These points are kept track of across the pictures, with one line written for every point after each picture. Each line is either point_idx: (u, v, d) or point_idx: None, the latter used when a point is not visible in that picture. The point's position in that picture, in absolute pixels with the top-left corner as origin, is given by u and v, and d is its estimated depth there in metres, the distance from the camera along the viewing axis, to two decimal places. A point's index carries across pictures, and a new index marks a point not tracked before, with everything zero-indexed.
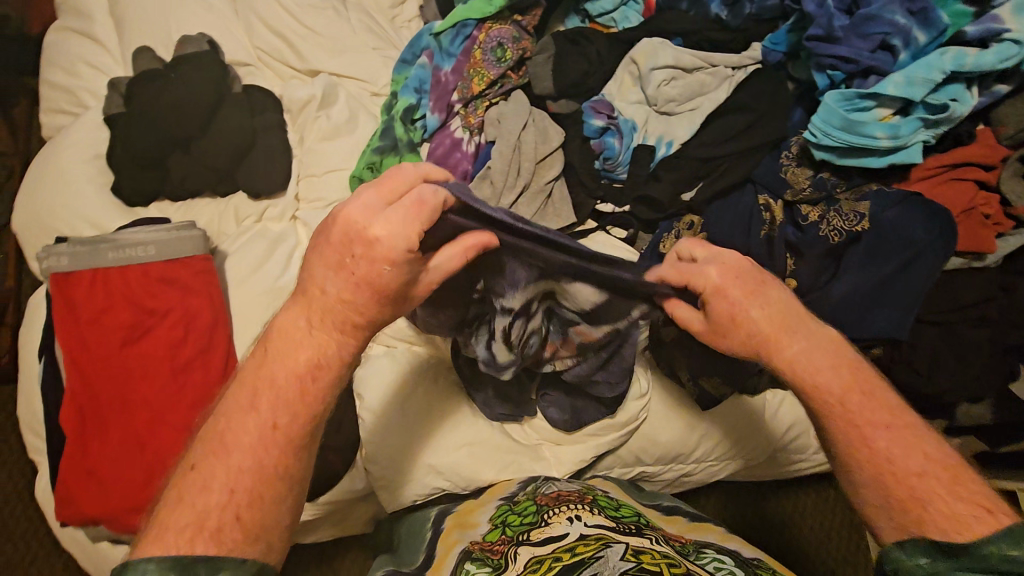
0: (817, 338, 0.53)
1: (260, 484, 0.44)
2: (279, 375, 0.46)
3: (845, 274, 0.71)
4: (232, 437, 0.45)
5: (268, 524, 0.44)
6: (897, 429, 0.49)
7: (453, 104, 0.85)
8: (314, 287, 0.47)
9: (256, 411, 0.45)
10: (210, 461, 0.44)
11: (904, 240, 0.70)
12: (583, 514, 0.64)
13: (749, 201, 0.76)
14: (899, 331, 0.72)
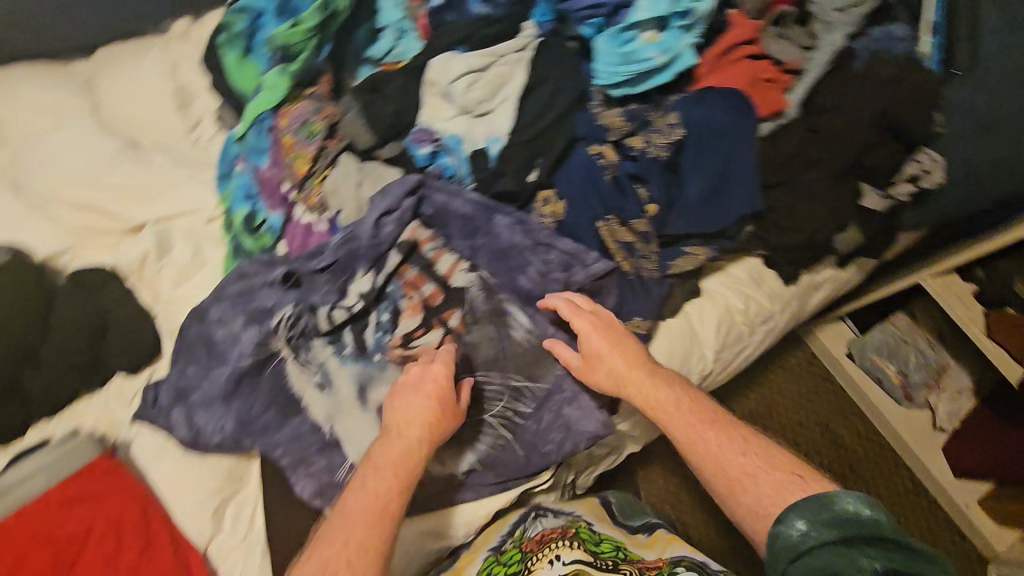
0: (725, 435, 0.74)
1: (382, 509, 0.65)
2: (394, 447, 0.69)
3: (689, 178, 0.80)
4: (364, 478, 0.67)
5: (373, 540, 0.62)
6: (750, 452, 0.73)
7: (287, 195, 0.87)
8: (398, 412, 0.71)
9: (376, 466, 0.68)
10: (349, 499, 0.65)
11: (716, 129, 0.78)
12: (562, 552, 0.74)
13: (584, 157, 0.81)
14: (752, 204, 0.81)
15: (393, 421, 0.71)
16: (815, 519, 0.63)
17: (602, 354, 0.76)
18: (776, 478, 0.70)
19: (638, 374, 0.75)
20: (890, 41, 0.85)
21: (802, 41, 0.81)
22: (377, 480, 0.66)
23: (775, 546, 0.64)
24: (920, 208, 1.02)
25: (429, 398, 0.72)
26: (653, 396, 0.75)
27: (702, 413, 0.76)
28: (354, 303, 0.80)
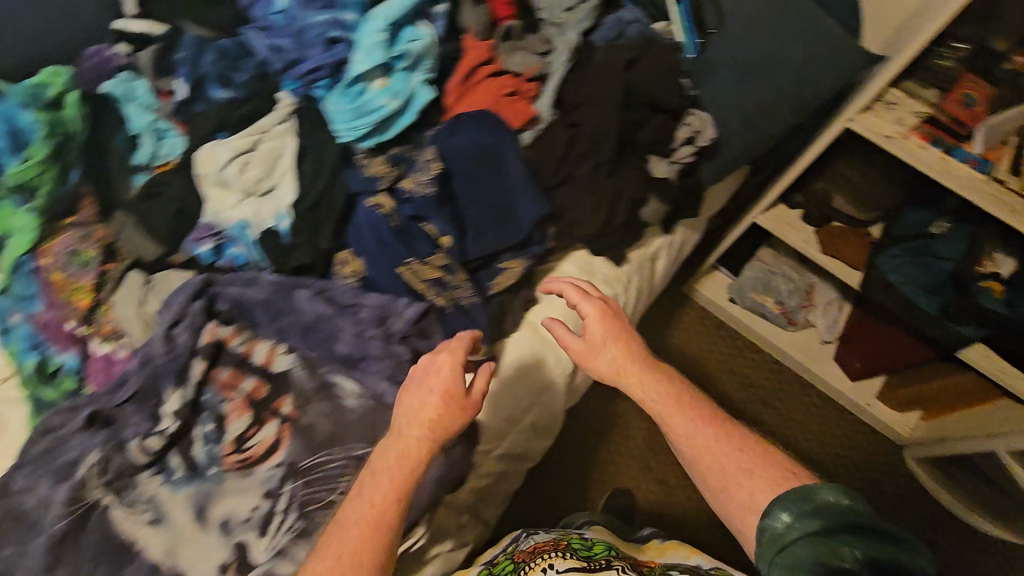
0: (719, 433, 0.81)
1: (380, 512, 0.68)
2: (399, 448, 0.71)
3: (469, 203, 0.82)
4: (365, 487, 0.70)
5: (364, 541, 0.67)
6: (744, 452, 0.79)
7: (74, 332, 0.82)
8: (407, 411, 0.73)
9: (372, 476, 0.70)
10: (349, 505, 0.69)
11: (478, 151, 0.80)
12: (556, 561, 0.81)
13: (365, 211, 0.81)
14: (537, 208, 0.85)
15: (402, 427, 0.72)
16: (802, 514, 0.69)
17: (601, 344, 0.85)
18: (754, 476, 0.77)
19: (635, 366, 0.84)
20: (624, 26, 0.90)
21: (538, 47, 0.85)
22: (378, 491, 0.69)
23: (764, 538, 0.70)
24: (713, 162, 1.09)
25: (442, 394, 0.72)
26: (650, 387, 0.83)
27: (696, 412, 0.82)
28: (166, 425, 0.76)
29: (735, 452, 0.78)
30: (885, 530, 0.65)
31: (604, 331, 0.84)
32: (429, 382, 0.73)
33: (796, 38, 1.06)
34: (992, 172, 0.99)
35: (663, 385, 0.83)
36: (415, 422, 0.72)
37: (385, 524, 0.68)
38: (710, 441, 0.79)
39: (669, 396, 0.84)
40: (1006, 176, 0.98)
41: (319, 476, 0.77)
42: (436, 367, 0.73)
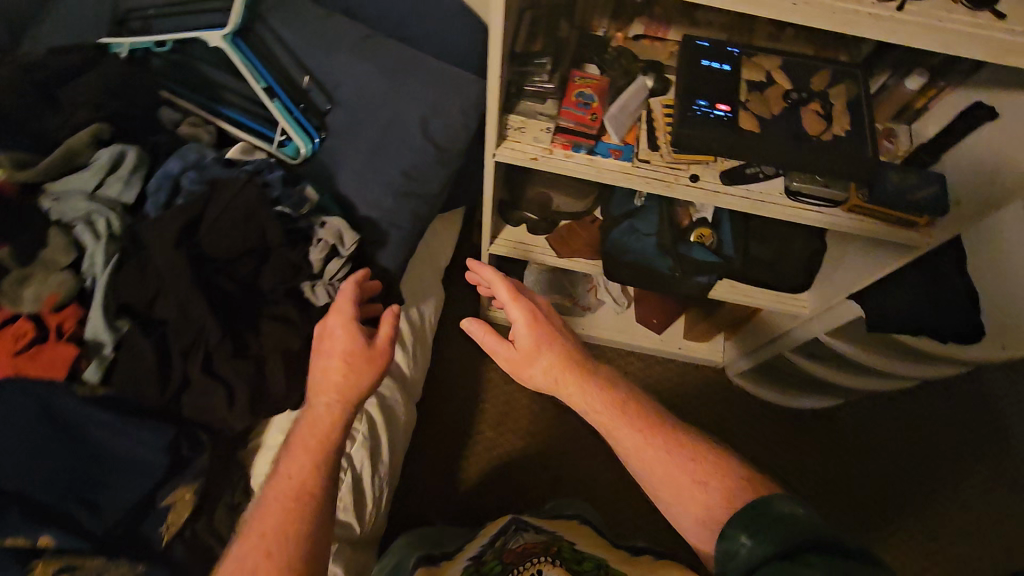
0: (675, 444, 0.88)
1: (295, 500, 0.64)
2: (308, 440, 0.69)
3: (51, 482, 0.64)
4: (290, 468, 0.67)
5: (264, 548, 0.59)
6: (696, 464, 0.85)
7: None
8: (318, 399, 0.72)
9: (291, 469, 0.66)
10: (275, 482, 0.66)
11: (25, 424, 0.63)
12: (544, 568, 1.04)
13: None
14: (155, 438, 0.68)
15: (310, 422, 0.71)
16: (757, 536, 0.70)
17: (533, 355, 1.00)
18: (689, 489, 0.83)
19: (564, 371, 0.97)
20: (178, 178, 0.75)
21: (61, 262, 0.67)
22: (306, 473, 0.66)
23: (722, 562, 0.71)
24: (388, 247, 0.99)
25: (342, 371, 0.73)
26: (593, 401, 0.94)
27: (636, 419, 0.91)
28: None
29: (678, 459, 0.86)
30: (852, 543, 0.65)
31: (534, 340, 1.01)
32: (325, 371, 0.73)
33: (408, 94, 0.98)
34: (636, 156, 0.98)
35: (605, 398, 0.93)
36: (321, 417, 0.71)
37: (309, 511, 0.63)
38: (654, 455, 0.87)
39: (619, 392, 0.95)
40: (648, 155, 0.98)
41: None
42: (327, 335, 0.75)
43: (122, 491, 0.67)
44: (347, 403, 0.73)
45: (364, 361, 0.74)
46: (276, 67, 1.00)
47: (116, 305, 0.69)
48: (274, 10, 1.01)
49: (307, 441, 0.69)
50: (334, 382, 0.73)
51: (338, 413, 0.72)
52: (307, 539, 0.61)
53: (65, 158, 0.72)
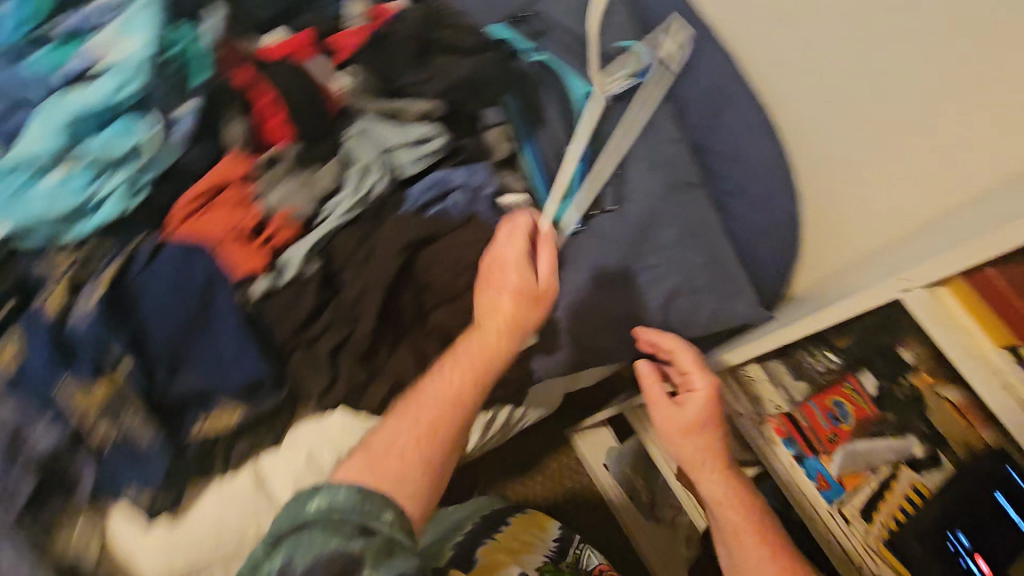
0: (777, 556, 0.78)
1: (425, 435, 0.66)
2: (449, 378, 0.68)
3: (157, 335, 0.66)
4: (414, 405, 0.67)
5: (401, 489, 0.63)
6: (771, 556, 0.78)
7: None
8: (488, 310, 0.71)
9: (419, 409, 0.67)
10: (408, 410, 0.67)
11: (186, 292, 0.65)
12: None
13: (41, 316, 0.67)
14: (256, 374, 0.69)
15: (462, 352, 0.69)
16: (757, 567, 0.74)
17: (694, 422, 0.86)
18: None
19: (710, 456, 0.86)
20: (448, 191, 0.77)
21: (318, 187, 0.70)
22: (429, 409, 0.67)
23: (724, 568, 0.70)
24: (547, 359, 0.92)
25: (509, 299, 0.70)
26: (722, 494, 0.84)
27: (754, 519, 0.81)
28: None
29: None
30: None
31: (699, 412, 0.86)
32: (489, 292, 0.72)
33: (679, 260, 0.91)
34: (838, 506, 0.81)
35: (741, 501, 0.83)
36: (479, 346, 0.69)
37: (432, 440, 0.66)
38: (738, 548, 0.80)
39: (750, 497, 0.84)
40: (852, 515, 0.81)
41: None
42: (501, 267, 0.70)
43: (211, 383, 0.70)
44: (508, 327, 0.70)
45: (529, 296, 0.70)
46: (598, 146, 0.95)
47: (321, 247, 0.70)
48: (640, 100, 0.96)
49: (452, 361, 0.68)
50: (486, 300, 0.71)
51: (495, 329, 0.70)
52: (435, 453, 0.66)
53: (393, 112, 0.76)
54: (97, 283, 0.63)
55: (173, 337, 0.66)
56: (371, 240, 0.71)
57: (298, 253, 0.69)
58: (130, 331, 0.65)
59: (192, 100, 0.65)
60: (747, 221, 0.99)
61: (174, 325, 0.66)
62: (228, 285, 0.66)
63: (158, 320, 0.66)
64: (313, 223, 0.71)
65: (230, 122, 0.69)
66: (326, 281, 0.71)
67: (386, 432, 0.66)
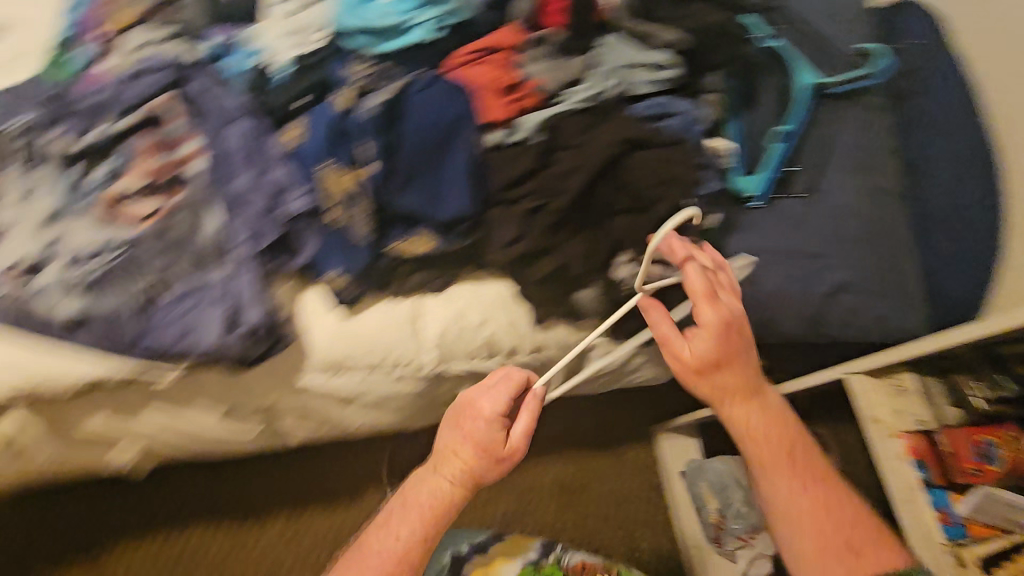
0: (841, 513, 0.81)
1: (416, 540, 0.88)
2: (439, 484, 0.91)
3: (405, 148, 0.80)
4: (409, 509, 0.90)
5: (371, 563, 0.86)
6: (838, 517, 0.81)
7: (103, 39, 0.95)
8: (450, 451, 0.91)
9: (412, 504, 0.91)
10: (403, 503, 0.91)
11: (440, 120, 0.78)
12: None
13: (326, 107, 0.84)
14: (463, 208, 0.81)
15: (425, 487, 0.91)
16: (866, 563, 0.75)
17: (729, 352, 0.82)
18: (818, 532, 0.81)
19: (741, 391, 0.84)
20: (668, 116, 0.84)
21: (568, 73, 0.81)
22: (416, 523, 0.89)
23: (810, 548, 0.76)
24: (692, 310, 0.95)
25: (479, 449, 0.90)
26: (764, 419, 0.85)
27: (794, 461, 0.85)
28: (98, 134, 0.88)
29: (830, 515, 0.81)
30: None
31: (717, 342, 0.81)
32: (443, 446, 0.92)
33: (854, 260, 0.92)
34: (958, 546, 0.76)
35: (772, 424, 0.86)
36: (440, 496, 0.90)
37: (406, 551, 0.87)
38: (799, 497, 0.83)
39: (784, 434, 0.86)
40: (970, 561, 0.75)
41: (131, 264, 0.82)
42: (475, 417, 0.90)
43: (425, 204, 0.82)
44: (453, 492, 0.90)
45: (466, 476, 0.90)
46: (806, 138, 0.99)
47: (551, 123, 0.80)
48: (854, 113, 1.01)
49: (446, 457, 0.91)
50: (435, 479, 0.91)
51: (456, 490, 0.90)
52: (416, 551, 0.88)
53: (647, 35, 0.85)
54: (384, 91, 0.80)
55: (417, 154, 0.80)
56: (593, 131, 0.80)
57: (533, 121, 0.80)
58: (389, 137, 0.80)
59: None
60: (939, 254, 0.96)
61: (420, 144, 0.80)
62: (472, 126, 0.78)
63: (410, 136, 0.80)
64: (552, 103, 0.81)
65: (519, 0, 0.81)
66: (544, 153, 0.80)
67: (379, 532, 0.90)
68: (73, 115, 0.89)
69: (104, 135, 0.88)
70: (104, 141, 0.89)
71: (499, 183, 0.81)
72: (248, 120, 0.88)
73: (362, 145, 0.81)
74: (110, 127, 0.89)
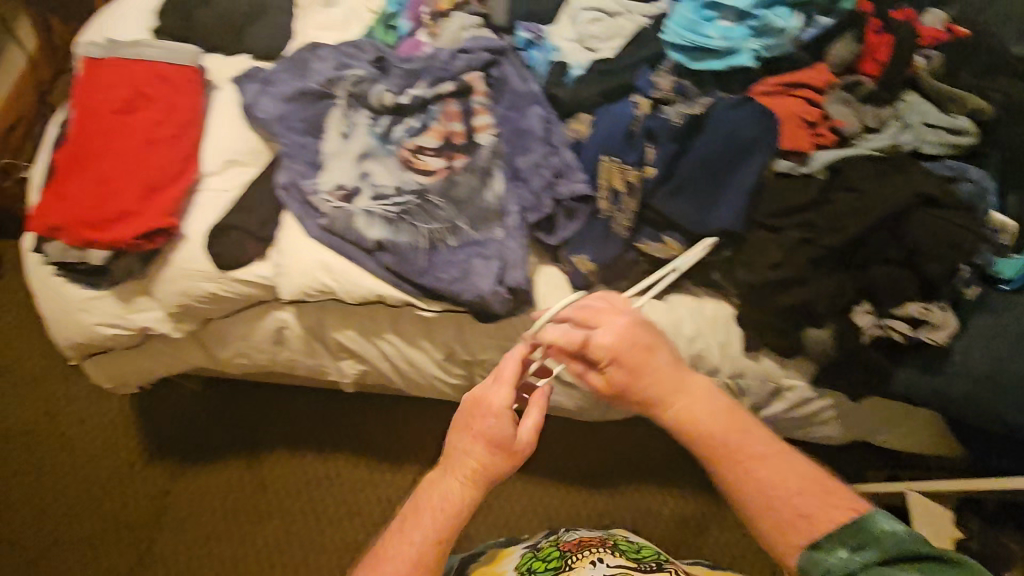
0: (785, 469, 0.77)
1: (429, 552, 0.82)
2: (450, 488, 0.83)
3: (692, 156, 0.86)
4: (420, 510, 0.83)
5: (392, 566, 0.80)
6: (802, 489, 0.76)
7: (423, 15, 1.10)
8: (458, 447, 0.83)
9: (423, 509, 0.83)
10: (415, 509, 0.83)
11: (737, 138, 0.83)
12: (603, 557, 0.96)
13: (623, 105, 0.91)
14: (734, 224, 0.85)
15: (443, 483, 0.83)
16: (864, 550, 0.72)
17: (642, 358, 0.82)
18: (797, 509, 0.75)
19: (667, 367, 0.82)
20: (958, 179, 0.84)
21: (867, 120, 0.86)
22: (430, 522, 0.82)
23: (862, 525, 0.73)
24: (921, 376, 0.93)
25: (500, 443, 0.81)
26: (700, 406, 0.80)
27: (742, 433, 0.79)
28: (405, 93, 1.01)
29: (789, 484, 0.76)
30: (947, 552, 0.70)
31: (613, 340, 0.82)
32: (455, 441, 0.84)
33: None
34: None
35: (722, 414, 0.80)
36: (464, 493, 0.82)
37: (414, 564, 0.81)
38: (777, 490, 0.76)
39: (679, 374, 0.82)
40: None
41: (422, 210, 0.94)
42: (483, 414, 0.81)
43: (695, 212, 0.87)
44: (478, 480, 0.83)
45: (446, 456, 0.85)
46: None
47: (842, 162, 0.84)
48: None
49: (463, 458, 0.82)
50: (444, 470, 0.84)
51: (449, 474, 0.83)
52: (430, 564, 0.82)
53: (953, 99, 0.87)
54: (689, 102, 0.86)
55: (704, 164, 0.86)
56: (883, 178, 0.82)
57: (824, 157, 0.84)
58: (682, 145, 0.86)
59: (832, 18, 0.84)
60: None
61: (710, 157, 0.85)
62: (766, 149, 0.83)
63: (703, 147, 0.85)
64: (846, 143, 0.86)
65: (838, 44, 0.86)
66: (828, 189, 0.84)
67: (389, 538, 0.84)
68: (389, 74, 1.03)
69: (410, 95, 1.00)
70: (409, 98, 1.00)
71: (775, 208, 0.85)
72: (542, 104, 0.97)
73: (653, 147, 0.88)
74: (417, 89, 1.01)
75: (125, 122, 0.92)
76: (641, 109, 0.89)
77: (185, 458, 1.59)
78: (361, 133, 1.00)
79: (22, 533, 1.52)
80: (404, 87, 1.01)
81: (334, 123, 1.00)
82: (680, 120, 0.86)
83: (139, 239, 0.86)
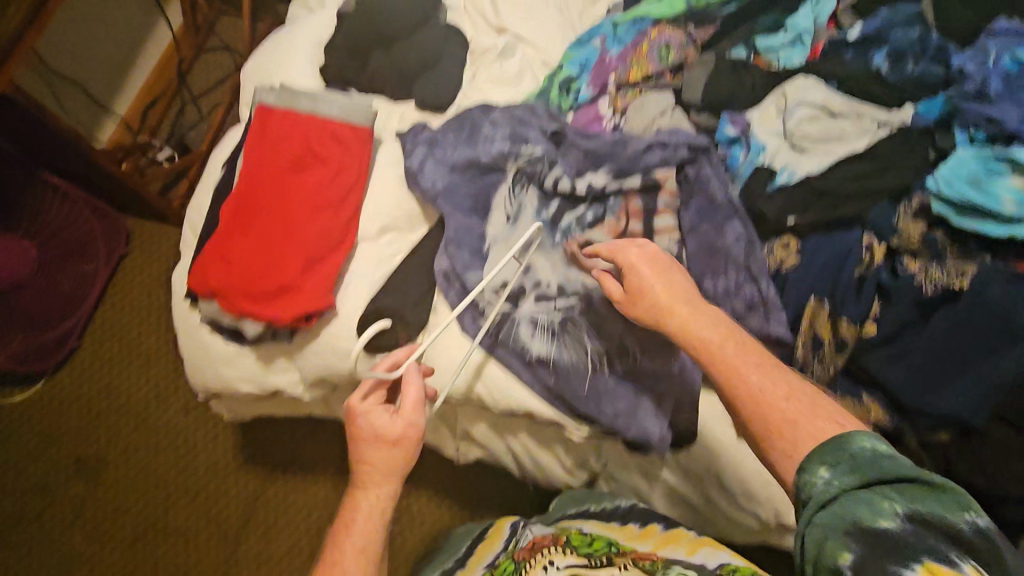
0: (777, 380, 0.63)
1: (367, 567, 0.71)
2: (369, 505, 0.74)
3: (931, 329, 0.72)
4: (351, 535, 0.73)
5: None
6: (796, 398, 0.61)
7: (608, 84, 0.98)
8: (367, 455, 0.76)
9: (358, 525, 0.73)
10: (345, 528, 0.73)
11: (1002, 321, 0.68)
12: (556, 558, 0.77)
13: (851, 240, 0.78)
14: (975, 419, 0.70)
15: (373, 490, 0.75)
16: (836, 468, 0.53)
17: (666, 265, 0.75)
18: (796, 413, 0.59)
19: (659, 265, 0.75)
20: None
21: None
22: (363, 528, 0.73)
23: (818, 447, 0.55)
24: None
25: (384, 439, 0.76)
26: (705, 322, 0.70)
27: (754, 351, 0.66)
28: (581, 180, 0.91)
29: (805, 394, 0.61)
30: (927, 476, 0.50)
31: (654, 268, 0.76)
32: (364, 446, 0.76)
33: None
34: None
35: (733, 338, 0.68)
36: (383, 499, 0.75)
37: None
38: (785, 403, 0.60)
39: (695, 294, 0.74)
40: None
41: (587, 323, 0.84)
42: (356, 419, 0.77)
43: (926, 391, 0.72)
44: (391, 478, 0.75)
45: (387, 469, 0.75)
46: None
47: None
48: None
49: (362, 442, 0.76)
50: (366, 486, 0.75)
51: (383, 490, 0.75)
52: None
53: None
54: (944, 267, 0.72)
55: (948, 341, 0.71)
56: None
57: None
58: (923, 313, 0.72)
59: None
60: None
61: (957, 336, 0.70)
62: None
63: (950, 319, 0.71)
64: None
65: None
66: None
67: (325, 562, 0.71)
68: (568, 154, 0.93)
69: (589, 184, 0.90)
70: (588, 187, 0.90)
71: None
72: (743, 219, 0.84)
73: (881, 307, 0.75)
74: (598, 178, 0.90)
75: (291, 184, 0.87)
76: (869, 257, 0.77)
77: (279, 464, 1.61)
78: (529, 218, 0.91)
79: (120, 515, 1.57)
80: (581, 174, 0.91)
81: (501, 202, 0.92)
82: (930, 290, 0.71)
83: (294, 320, 0.81)
